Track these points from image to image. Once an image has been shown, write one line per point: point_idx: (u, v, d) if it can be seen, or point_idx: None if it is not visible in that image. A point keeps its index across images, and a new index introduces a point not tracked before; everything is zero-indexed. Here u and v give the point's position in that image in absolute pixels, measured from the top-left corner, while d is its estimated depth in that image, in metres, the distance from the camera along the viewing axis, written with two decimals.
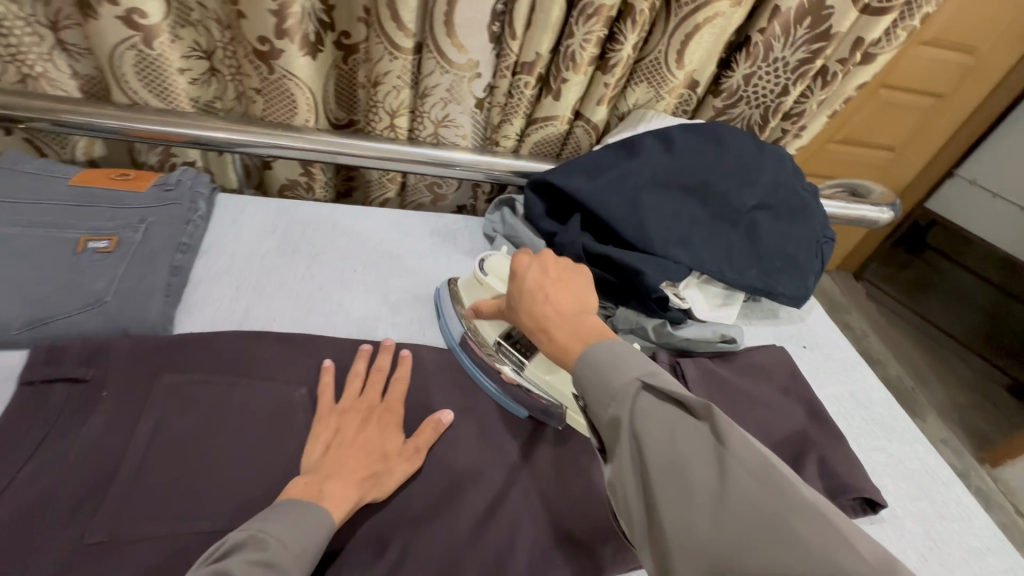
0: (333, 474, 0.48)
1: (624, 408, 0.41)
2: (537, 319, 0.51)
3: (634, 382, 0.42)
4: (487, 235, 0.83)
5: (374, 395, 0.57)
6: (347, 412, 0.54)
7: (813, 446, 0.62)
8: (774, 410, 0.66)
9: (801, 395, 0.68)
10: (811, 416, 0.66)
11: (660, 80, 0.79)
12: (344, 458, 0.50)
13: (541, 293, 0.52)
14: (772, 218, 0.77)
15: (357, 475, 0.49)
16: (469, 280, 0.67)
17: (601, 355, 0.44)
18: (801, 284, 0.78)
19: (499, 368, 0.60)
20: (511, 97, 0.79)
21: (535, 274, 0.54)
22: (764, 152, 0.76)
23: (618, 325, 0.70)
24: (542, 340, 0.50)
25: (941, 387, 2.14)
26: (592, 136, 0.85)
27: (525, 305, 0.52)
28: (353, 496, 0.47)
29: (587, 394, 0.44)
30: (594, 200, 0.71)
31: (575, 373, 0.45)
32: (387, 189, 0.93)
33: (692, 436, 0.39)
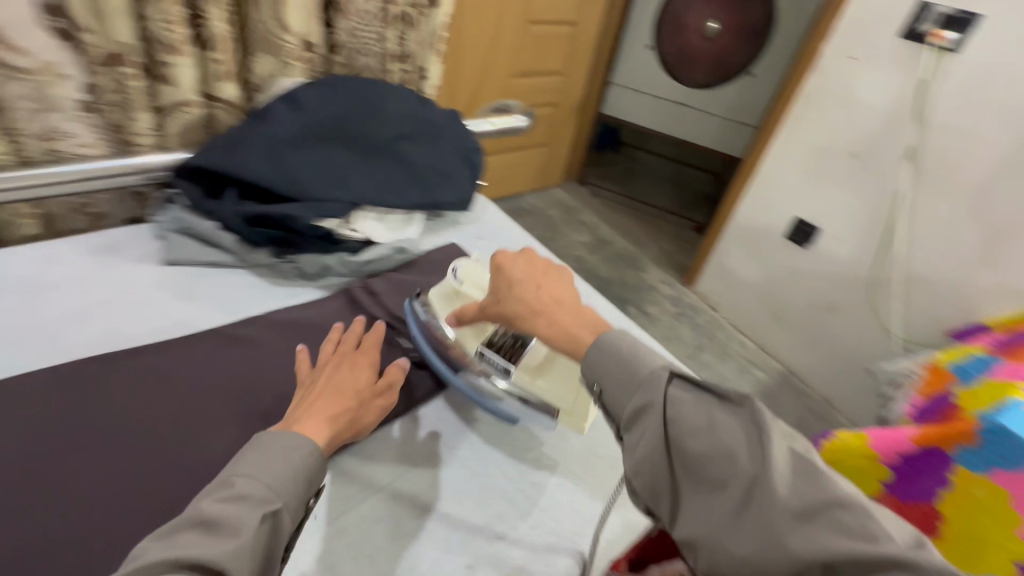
0: (307, 415, 0.52)
1: (651, 393, 0.45)
2: (530, 306, 0.57)
3: (663, 368, 0.47)
4: (159, 236, 0.82)
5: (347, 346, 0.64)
6: (330, 369, 0.60)
7: None
8: None
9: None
10: None
11: (276, 48, 0.85)
12: (316, 401, 0.55)
13: (533, 282, 0.60)
14: (414, 144, 0.91)
15: (331, 412, 0.54)
16: (444, 292, 0.75)
17: (616, 344, 0.50)
18: (458, 190, 0.96)
19: (487, 374, 0.66)
20: (120, 93, 0.77)
21: (524, 264, 0.62)
22: (385, 91, 0.90)
23: (307, 270, 0.78)
24: (542, 324, 0.55)
25: (655, 244, 2.77)
26: (236, 113, 0.88)
27: (517, 293, 0.59)
28: (324, 430, 0.52)
29: (608, 376, 0.49)
30: (238, 167, 0.75)
31: (590, 356, 0.51)
32: (25, 226, 0.82)
33: (728, 420, 0.42)
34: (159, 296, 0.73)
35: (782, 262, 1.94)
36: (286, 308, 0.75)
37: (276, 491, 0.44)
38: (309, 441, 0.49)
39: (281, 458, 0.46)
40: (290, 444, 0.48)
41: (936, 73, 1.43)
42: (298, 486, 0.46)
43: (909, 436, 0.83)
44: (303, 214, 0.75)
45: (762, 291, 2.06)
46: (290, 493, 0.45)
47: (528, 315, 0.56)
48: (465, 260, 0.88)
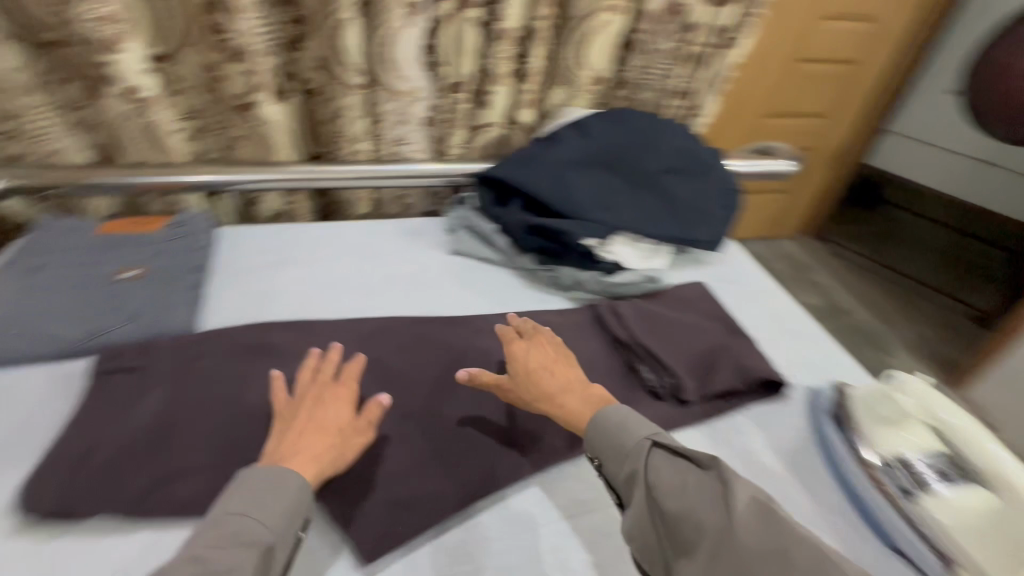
0: (291, 453, 0.53)
1: (638, 462, 0.51)
2: (545, 392, 0.62)
3: (646, 439, 0.53)
4: (448, 229, 0.98)
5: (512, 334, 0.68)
6: (292, 407, 0.58)
7: (730, 353, 0.74)
8: (696, 330, 0.78)
9: (715, 315, 0.82)
10: (729, 332, 0.79)
11: (570, 81, 0.95)
12: (299, 441, 0.55)
13: (544, 368, 0.64)
14: (679, 177, 0.93)
15: (314, 450, 0.54)
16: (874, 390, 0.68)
17: (612, 418, 0.56)
18: (714, 228, 0.93)
19: (884, 483, 0.58)
20: (451, 113, 0.95)
21: (538, 352, 0.66)
22: (662, 125, 0.94)
23: (562, 282, 0.85)
24: (553, 409, 0.61)
25: (909, 327, 2.26)
26: (526, 134, 1.01)
27: (533, 379, 0.63)
28: (312, 470, 0.53)
29: (602, 446, 0.55)
30: (527, 183, 0.86)
31: (587, 432, 0.57)
32: (363, 205, 1.09)
33: (699, 482, 0.48)
34: (443, 278, 0.89)
35: None
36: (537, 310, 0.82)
37: (270, 527, 0.47)
38: (298, 483, 0.50)
39: (272, 499, 0.48)
40: (283, 495, 0.49)
41: None
42: (290, 523, 0.48)
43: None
44: (576, 230, 0.82)
45: None
46: (286, 528, 0.47)
47: (564, 389, 0.62)
48: (707, 302, 0.85)
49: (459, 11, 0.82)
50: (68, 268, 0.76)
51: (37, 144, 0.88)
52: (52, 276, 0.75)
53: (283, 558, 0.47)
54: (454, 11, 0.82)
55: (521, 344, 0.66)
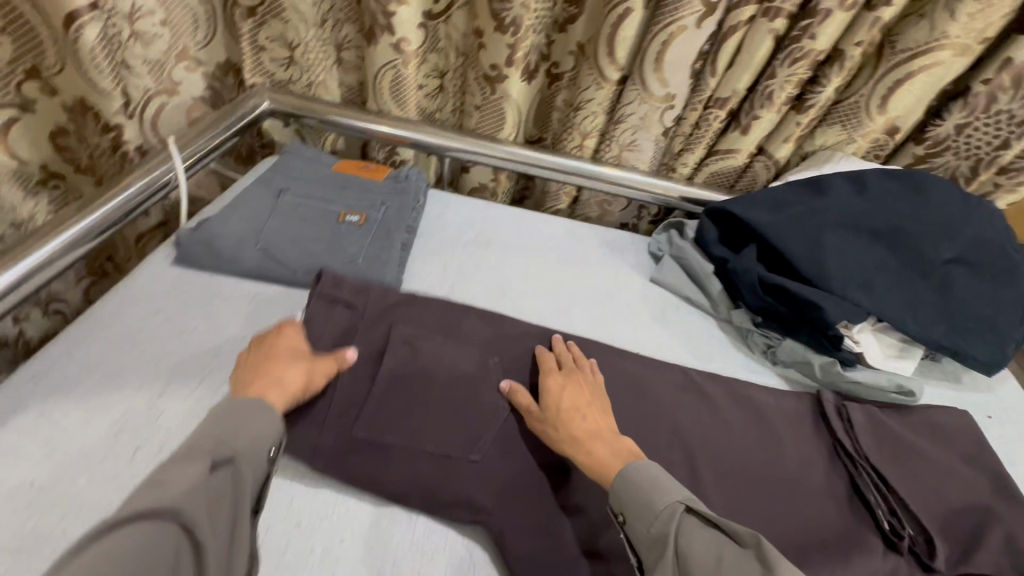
0: (263, 382, 0.52)
1: (668, 526, 0.46)
2: (576, 437, 0.56)
3: (679, 503, 0.48)
4: (652, 253, 0.89)
5: (551, 365, 0.63)
6: (278, 341, 0.58)
7: (999, 523, 0.58)
8: (952, 476, 0.62)
9: (977, 460, 0.64)
10: (998, 492, 0.61)
11: (857, 123, 0.79)
12: (278, 371, 0.53)
13: (576, 411, 0.58)
14: (970, 274, 0.72)
15: (299, 385, 0.54)
16: None
17: (642, 474, 0.50)
18: (997, 350, 0.72)
19: None
20: (697, 129, 0.85)
21: (572, 391, 0.60)
22: (970, 204, 0.73)
23: (780, 357, 0.73)
24: (579, 454, 0.55)
25: None
26: (773, 171, 0.87)
27: (562, 419, 0.57)
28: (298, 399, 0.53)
29: (631, 506, 0.49)
30: (774, 233, 0.73)
31: (616, 486, 0.51)
32: (561, 201, 1.04)
33: (736, 560, 0.43)
34: (640, 308, 0.80)
35: None
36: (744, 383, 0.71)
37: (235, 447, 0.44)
38: (277, 416, 0.48)
39: (244, 420, 0.46)
40: (256, 415, 0.47)
41: None
42: (258, 445, 0.46)
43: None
44: (830, 308, 0.66)
45: None
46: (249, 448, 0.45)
47: (594, 436, 0.56)
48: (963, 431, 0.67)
49: (762, 18, 0.71)
50: (305, 199, 0.81)
51: (305, 75, 0.96)
52: (293, 203, 0.80)
53: (252, 476, 0.44)
54: (754, 16, 0.71)
55: (557, 381, 0.61)
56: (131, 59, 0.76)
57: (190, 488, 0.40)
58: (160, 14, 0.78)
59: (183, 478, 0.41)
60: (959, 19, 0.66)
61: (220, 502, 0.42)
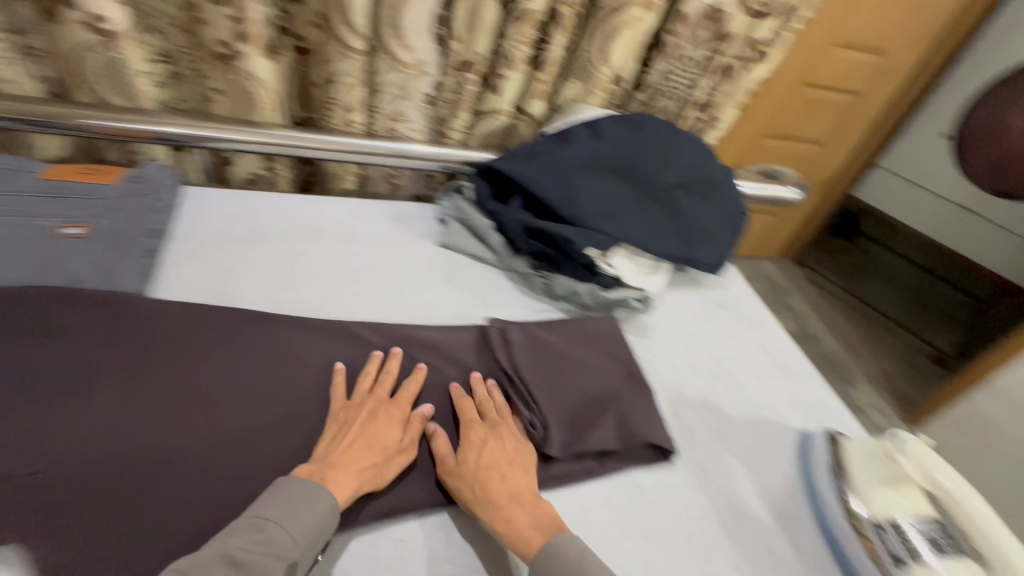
0: (337, 461, 0.53)
1: None
2: (495, 502, 0.53)
3: None
4: (440, 218, 0.91)
5: (383, 392, 0.61)
6: (355, 407, 0.59)
7: (615, 405, 0.65)
8: (589, 372, 0.68)
9: (617, 354, 0.72)
10: (629, 378, 0.69)
11: (589, 77, 0.89)
12: (350, 448, 0.55)
13: (498, 471, 0.56)
14: (690, 195, 0.87)
15: (358, 466, 0.53)
16: (871, 450, 0.62)
17: (568, 555, 0.49)
18: (718, 253, 0.89)
19: (877, 555, 0.55)
20: (456, 93, 0.88)
21: (493, 449, 0.58)
22: (679, 137, 0.88)
23: (557, 292, 0.80)
24: (499, 522, 0.52)
25: (870, 353, 2.07)
26: (533, 127, 0.94)
27: (481, 480, 0.55)
28: (352, 484, 0.52)
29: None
30: (531, 181, 0.80)
31: (535, 562, 0.49)
32: (347, 180, 1.00)
33: None
34: (430, 273, 0.82)
35: None
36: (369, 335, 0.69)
37: (296, 542, 0.46)
38: (327, 494, 0.50)
39: (306, 508, 0.48)
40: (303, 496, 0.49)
41: None
42: (312, 543, 0.47)
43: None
44: (579, 241, 0.75)
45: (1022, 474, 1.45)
46: (306, 548, 0.47)
47: (507, 503, 0.53)
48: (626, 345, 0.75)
49: None
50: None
51: None
52: None
53: (317, 545, 0.48)
54: None
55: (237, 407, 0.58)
56: None
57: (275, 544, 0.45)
58: None
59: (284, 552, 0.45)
60: None
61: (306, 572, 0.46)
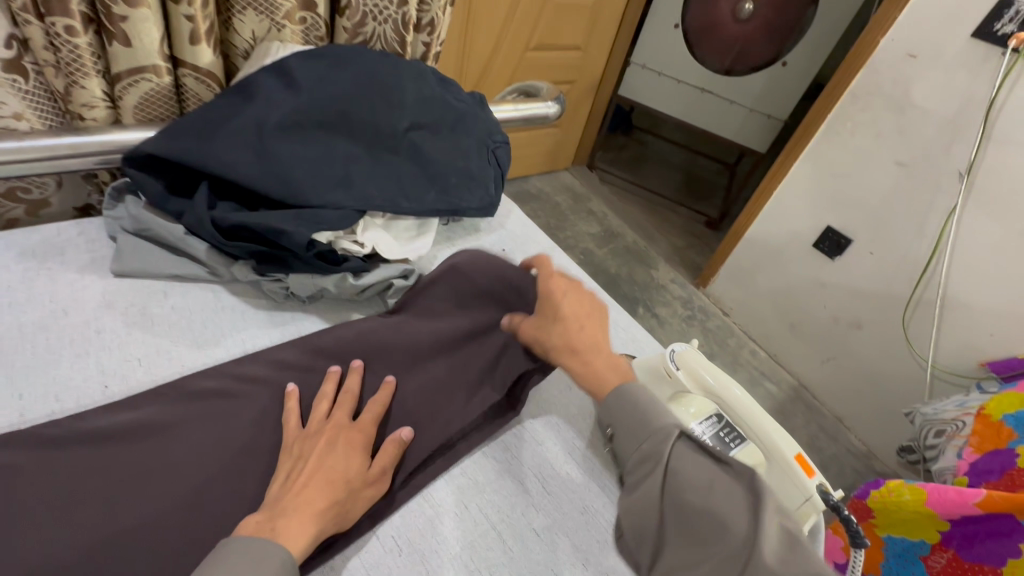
0: (287, 506, 0.44)
1: (660, 446, 0.49)
2: (569, 341, 0.56)
3: (674, 428, 0.50)
4: (111, 236, 0.65)
5: (342, 416, 0.52)
6: (310, 438, 0.50)
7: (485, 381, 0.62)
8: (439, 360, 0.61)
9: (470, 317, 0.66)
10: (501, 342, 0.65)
11: (270, 6, 0.67)
12: (303, 491, 0.45)
13: (577, 322, 0.58)
14: (433, 136, 0.75)
15: (316, 506, 0.45)
16: (652, 370, 0.61)
17: (643, 393, 0.52)
18: (484, 194, 0.79)
19: None
20: (54, 49, 0.59)
21: (574, 300, 0.59)
22: (400, 68, 0.73)
23: (299, 295, 0.64)
24: (577, 365, 0.55)
25: (662, 235, 2.31)
26: (209, 84, 0.70)
27: (562, 327, 0.57)
28: (311, 530, 0.43)
29: (631, 423, 0.51)
30: (211, 161, 0.59)
31: (611, 402, 0.52)
32: None
33: (728, 489, 0.46)
34: (105, 323, 0.57)
35: (805, 278, 1.67)
36: (74, 415, 0.49)
37: None
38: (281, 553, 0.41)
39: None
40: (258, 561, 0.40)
41: (1013, 81, 1.19)
42: None
43: (973, 500, 0.79)
44: (296, 230, 0.58)
45: (781, 302, 1.77)
46: None
47: (591, 347, 0.56)
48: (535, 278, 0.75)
49: None
50: None
51: None
52: None
53: None
54: None
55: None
56: None
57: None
58: None
59: None
60: None
61: None
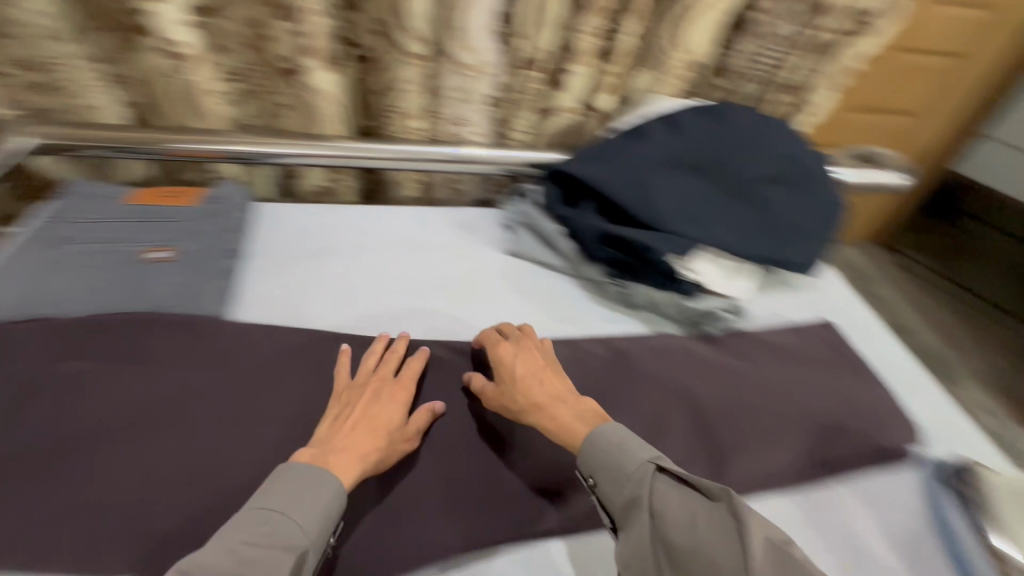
0: (338, 448, 0.53)
1: (640, 487, 0.49)
2: (537, 402, 0.59)
3: (647, 463, 0.51)
4: (506, 224, 0.88)
5: (507, 352, 0.63)
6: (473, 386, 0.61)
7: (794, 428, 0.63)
8: (749, 389, 0.66)
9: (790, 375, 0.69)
10: (822, 401, 0.66)
11: (661, 65, 0.82)
12: (351, 434, 0.54)
13: (535, 378, 0.60)
14: (781, 190, 0.79)
15: (362, 449, 0.53)
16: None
17: (611, 438, 0.53)
18: (813, 252, 0.79)
19: None
20: (521, 93, 0.82)
21: (525, 358, 0.62)
22: (768, 126, 0.80)
23: (635, 301, 0.76)
24: (547, 424, 0.58)
25: (977, 348, 1.83)
26: (602, 122, 0.88)
27: (520, 384, 0.60)
28: (354, 469, 0.52)
29: (599, 470, 0.52)
30: (605, 184, 0.75)
31: (583, 451, 0.54)
32: (409, 188, 0.98)
33: (710, 520, 0.46)
34: (500, 283, 0.79)
35: None
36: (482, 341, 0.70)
37: (306, 530, 0.46)
38: (332, 490, 0.49)
39: (310, 497, 0.48)
40: (319, 492, 0.48)
41: None
42: (324, 530, 0.48)
43: None
44: (660, 247, 0.70)
45: None
46: (318, 535, 0.47)
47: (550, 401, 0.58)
48: (841, 341, 0.76)
49: None
50: (92, 247, 0.70)
51: (73, 100, 0.82)
52: (78, 253, 0.69)
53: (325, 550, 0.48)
54: None
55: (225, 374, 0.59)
56: None
57: (266, 561, 0.43)
58: None
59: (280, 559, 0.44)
60: None
61: None
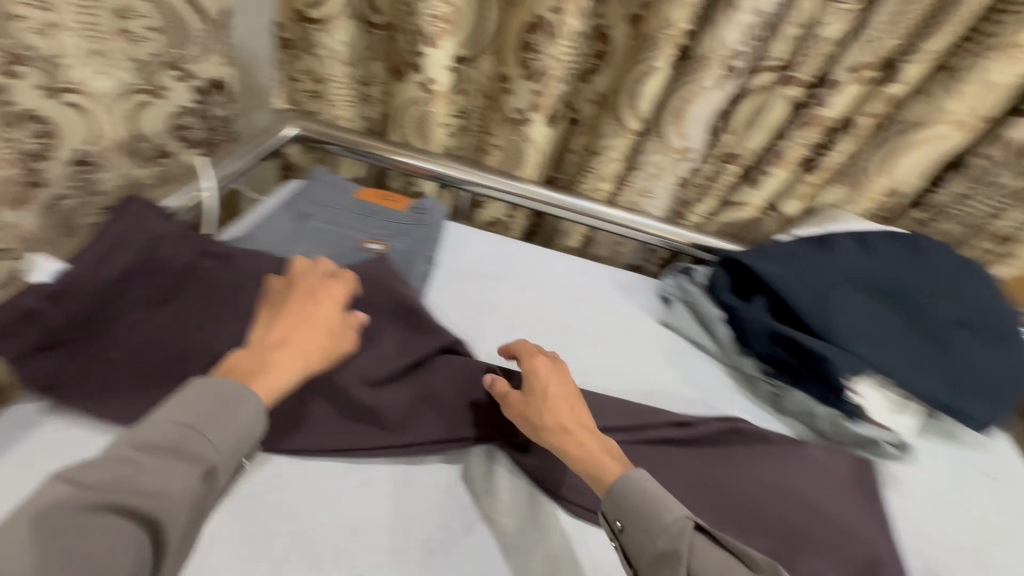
0: (264, 365, 0.52)
1: (677, 541, 0.47)
2: (558, 422, 0.58)
3: (686, 519, 0.49)
4: (662, 296, 0.90)
5: (533, 381, 0.61)
6: (556, 395, 0.60)
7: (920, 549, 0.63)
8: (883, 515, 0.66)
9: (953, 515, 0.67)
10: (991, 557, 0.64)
11: (860, 185, 0.82)
12: (280, 355, 0.53)
13: (566, 403, 0.60)
14: (971, 338, 0.74)
15: (284, 369, 0.53)
16: None
17: (639, 490, 0.51)
18: (993, 414, 0.72)
19: None
20: (711, 181, 0.88)
21: (559, 378, 0.62)
22: (969, 271, 0.77)
23: (787, 406, 0.75)
24: (571, 444, 0.57)
25: None
26: (780, 224, 0.91)
27: (543, 396, 0.59)
28: (279, 383, 0.52)
29: (635, 516, 0.50)
30: (783, 286, 0.76)
31: (614, 492, 0.52)
32: (573, 238, 1.06)
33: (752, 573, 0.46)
34: (651, 351, 0.82)
35: None
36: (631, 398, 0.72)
37: (217, 451, 0.45)
38: (257, 412, 0.49)
39: (229, 420, 0.46)
40: (243, 412, 0.47)
41: None
42: (237, 448, 0.47)
43: None
44: (839, 362, 0.69)
45: None
46: (227, 457, 0.46)
47: (584, 421, 0.59)
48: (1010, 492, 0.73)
49: (777, 85, 0.74)
50: (326, 227, 0.84)
51: (330, 105, 0.98)
52: (317, 229, 0.83)
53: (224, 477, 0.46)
54: (770, 82, 0.75)
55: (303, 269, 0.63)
56: (109, 51, 0.69)
57: (166, 495, 0.42)
58: (154, 21, 0.73)
59: (166, 476, 0.42)
60: (961, 99, 0.70)
61: (198, 509, 0.44)
